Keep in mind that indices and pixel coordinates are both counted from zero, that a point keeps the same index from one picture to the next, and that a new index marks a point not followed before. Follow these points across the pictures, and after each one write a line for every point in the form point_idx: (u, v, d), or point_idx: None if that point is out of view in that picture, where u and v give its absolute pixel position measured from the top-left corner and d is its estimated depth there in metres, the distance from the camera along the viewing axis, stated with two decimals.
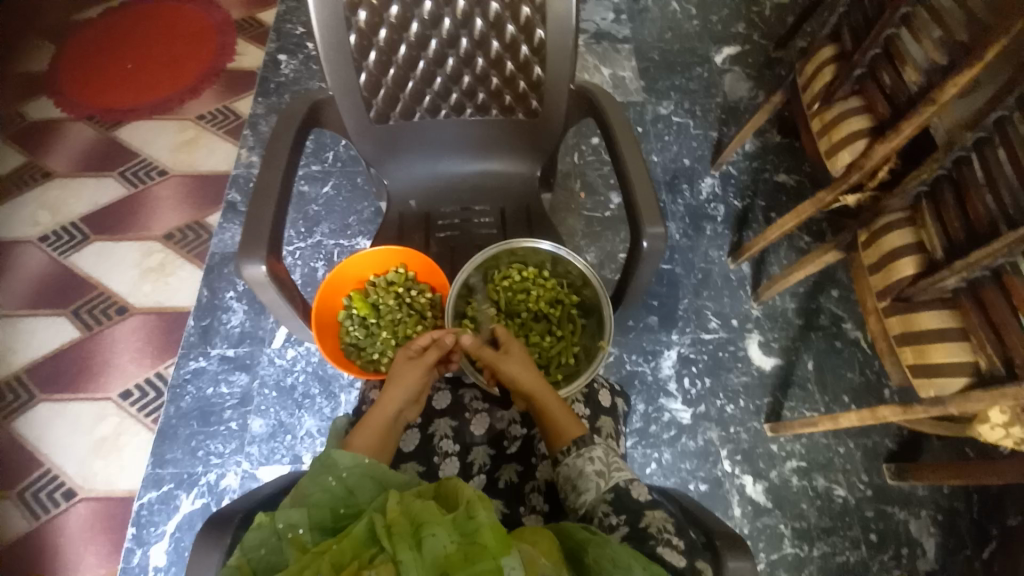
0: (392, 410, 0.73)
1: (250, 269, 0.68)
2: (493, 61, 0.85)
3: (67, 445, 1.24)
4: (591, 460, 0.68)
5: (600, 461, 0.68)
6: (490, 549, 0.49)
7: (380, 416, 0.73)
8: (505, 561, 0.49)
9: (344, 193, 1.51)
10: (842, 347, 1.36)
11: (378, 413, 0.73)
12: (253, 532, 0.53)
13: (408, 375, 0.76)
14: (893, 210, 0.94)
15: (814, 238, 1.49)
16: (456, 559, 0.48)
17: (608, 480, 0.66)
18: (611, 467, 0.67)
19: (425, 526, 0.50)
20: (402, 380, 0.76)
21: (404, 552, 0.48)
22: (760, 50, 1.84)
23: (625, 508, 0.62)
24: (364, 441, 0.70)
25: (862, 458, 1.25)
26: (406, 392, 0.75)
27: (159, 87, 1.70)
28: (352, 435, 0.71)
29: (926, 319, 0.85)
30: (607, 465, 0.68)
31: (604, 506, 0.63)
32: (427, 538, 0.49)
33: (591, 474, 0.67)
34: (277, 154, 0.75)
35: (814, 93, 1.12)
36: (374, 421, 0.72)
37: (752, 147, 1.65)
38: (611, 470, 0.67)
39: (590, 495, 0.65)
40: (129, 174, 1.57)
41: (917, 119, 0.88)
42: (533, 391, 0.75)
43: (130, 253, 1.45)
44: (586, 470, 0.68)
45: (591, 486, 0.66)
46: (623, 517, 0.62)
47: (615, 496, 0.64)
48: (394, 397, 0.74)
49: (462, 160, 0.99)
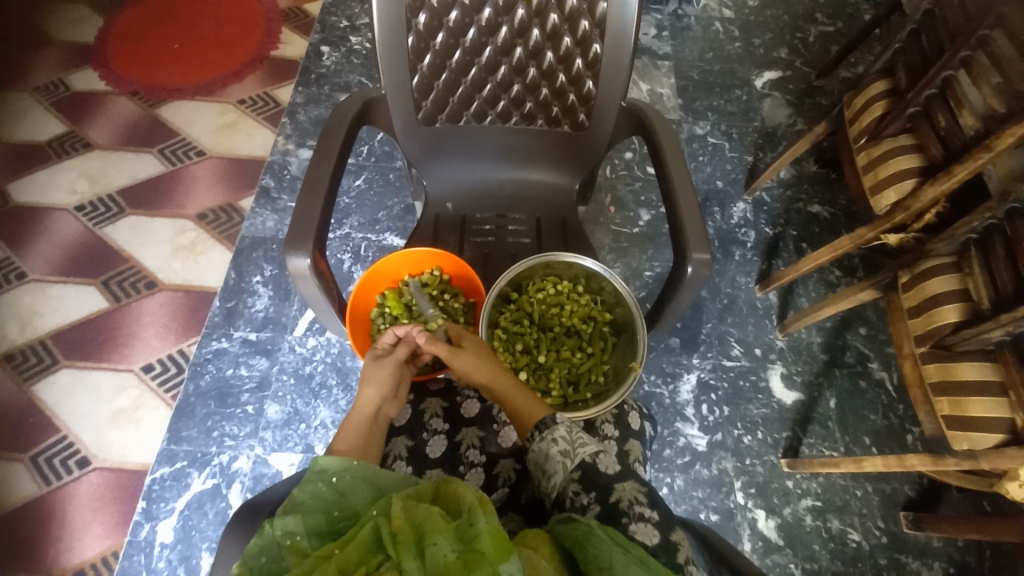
0: (370, 406, 0.76)
1: (294, 261, 0.68)
2: (545, 72, 0.85)
3: (87, 413, 1.26)
4: (554, 441, 0.68)
5: (564, 439, 0.68)
6: (489, 555, 0.47)
7: (359, 415, 0.75)
8: (504, 567, 0.47)
9: (376, 188, 1.52)
10: (866, 387, 1.34)
11: (357, 414, 0.75)
12: (254, 541, 0.51)
13: (378, 374, 0.80)
14: (939, 254, 0.92)
15: (845, 273, 1.46)
16: (456, 567, 0.47)
17: (573, 459, 0.66)
18: (575, 445, 0.67)
19: (427, 534, 0.49)
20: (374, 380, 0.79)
21: (409, 561, 0.46)
22: (802, 77, 1.82)
23: (594, 485, 0.63)
24: (344, 440, 0.72)
25: (879, 504, 1.22)
26: (381, 388, 0.78)
27: (204, 69, 1.73)
28: (335, 440, 0.73)
29: (966, 369, 0.83)
30: (571, 443, 0.67)
31: (574, 486, 0.64)
32: (429, 547, 0.48)
33: (556, 455, 0.67)
34: (327, 149, 0.76)
35: (862, 128, 1.10)
36: (354, 423, 0.74)
37: (787, 175, 1.63)
38: (576, 448, 0.66)
39: (559, 477, 0.65)
40: (168, 151, 1.60)
41: (971, 164, 0.86)
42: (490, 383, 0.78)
43: (163, 229, 1.48)
44: (551, 452, 0.67)
45: (557, 468, 0.66)
46: (594, 495, 0.62)
47: (583, 473, 0.64)
48: (371, 395, 0.77)
49: (505, 168, 0.99)
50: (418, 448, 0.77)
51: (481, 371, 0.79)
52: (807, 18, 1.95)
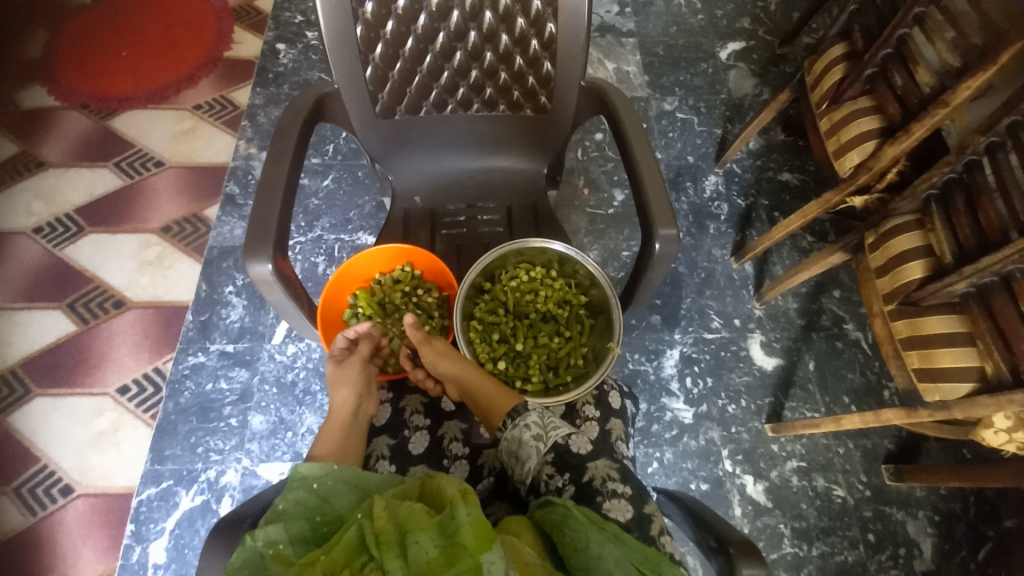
0: (346, 408, 0.79)
1: (256, 268, 0.66)
2: (501, 56, 0.84)
3: (64, 439, 1.23)
4: (527, 427, 0.69)
5: (536, 425, 0.69)
6: (470, 548, 0.47)
7: (337, 418, 0.78)
8: (485, 557, 0.47)
9: (345, 187, 1.49)
10: (843, 348, 1.37)
11: (336, 416, 0.79)
12: (236, 554, 0.51)
13: (351, 375, 0.83)
14: (902, 212, 0.93)
15: (817, 238, 1.49)
16: (438, 563, 0.46)
17: (546, 443, 0.67)
18: (548, 429, 0.68)
19: (409, 533, 0.48)
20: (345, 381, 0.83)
21: (391, 562, 0.46)
22: (765, 46, 1.83)
23: (568, 466, 0.65)
24: (321, 445, 0.74)
25: (861, 459, 1.26)
26: (354, 389, 0.82)
27: (155, 75, 1.66)
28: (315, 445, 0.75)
29: (933, 323, 0.85)
30: (544, 428, 0.68)
31: (548, 469, 0.65)
32: (411, 545, 0.47)
33: (530, 441, 0.68)
34: (282, 150, 0.73)
35: (822, 92, 1.11)
36: (333, 426, 0.77)
37: (756, 145, 1.64)
38: (548, 432, 0.68)
39: (533, 462, 0.66)
40: (125, 164, 1.54)
41: (929, 121, 0.87)
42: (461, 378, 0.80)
43: (127, 245, 1.43)
44: (524, 438, 0.68)
45: (532, 453, 0.67)
46: (568, 476, 0.65)
47: (556, 455, 0.66)
48: (346, 398, 0.80)
49: (470, 157, 0.97)
50: (400, 446, 0.76)
51: (452, 367, 0.81)
52: None
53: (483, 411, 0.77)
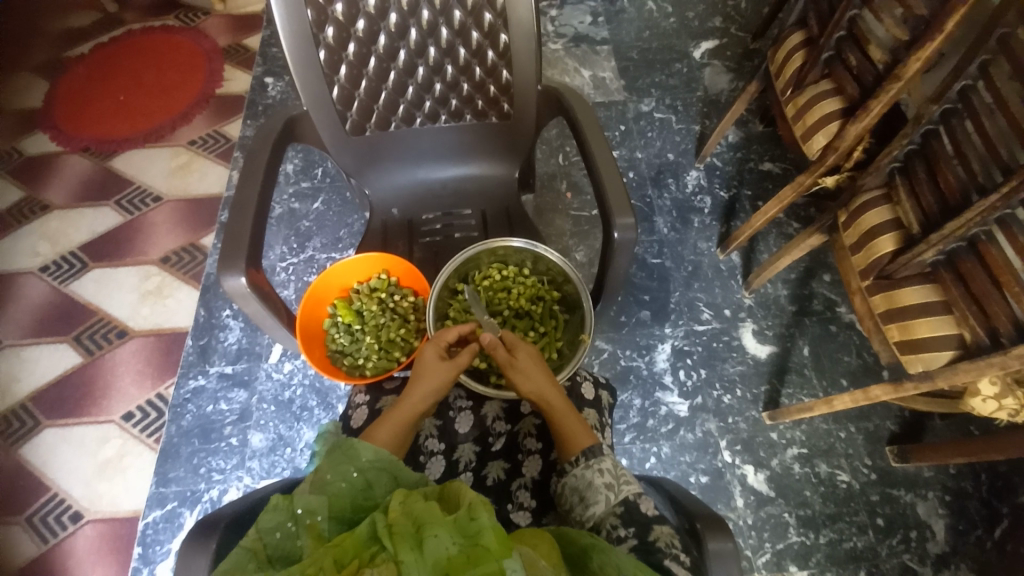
0: (420, 404, 0.73)
1: (231, 282, 0.70)
2: (462, 68, 0.87)
3: (73, 467, 1.26)
4: (600, 472, 0.67)
5: (609, 472, 0.66)
6: (494, 552, 0.48)
7: (408, 409, 0.72)
8: (508, 563, 0.48)
9: (334, 208, 1.53)
10: (837, 331, 1.36)
11: (406, 408, 0.72)
12: (268, 515, 0.52)
13: (438, 372, 0.75)
14: (869, 188, 0.94)
15: (802, 223, 1.49)
16: (459, 561, 0.48)
17: (616, 494, 0.64)
18: (620, 480, 0.66)
19: (426, 528, 0.49)
20: (430, 374, 0.75)
21: (406, 554, 0.47)
22: (738, 43, 1.86)
23: (634, 521, 0.61)
24: (384, 431, 0.70)
25: (864, 442, 1.24)
26: (432, 387, 0.74)
27: (151, 116, 1.74)
28: (375, 424, 0.71)
29: (908, 294, 0.85)
30: (616, 477, 0.66)
31: (613, 519, 0.62)
32: (429, 539, 0.48)
33: (600, 486, 0.66)
34: (255, 171, 0.77)
35: (786, 79, 1.13)
36: (402, 414, 0.72)
37: (735, 138, 1.66)
38: (620, 483, 0.65)
39: (599, 508, 0.64)
40: (125, 202, 1.60)
41: (885, 96, 0.88)
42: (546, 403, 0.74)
43: (129, 278, 1.48)
44: (594, 482, 0.66)
45: (600, 499, 0.65)
46: (632, 530, 0.60)
47: (625, 509, 0.62)
48: (423, 395, 0.73)
49: (441, 166, 1.01)
50: None
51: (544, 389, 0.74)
52: None
53: (557, 438, 0.72)
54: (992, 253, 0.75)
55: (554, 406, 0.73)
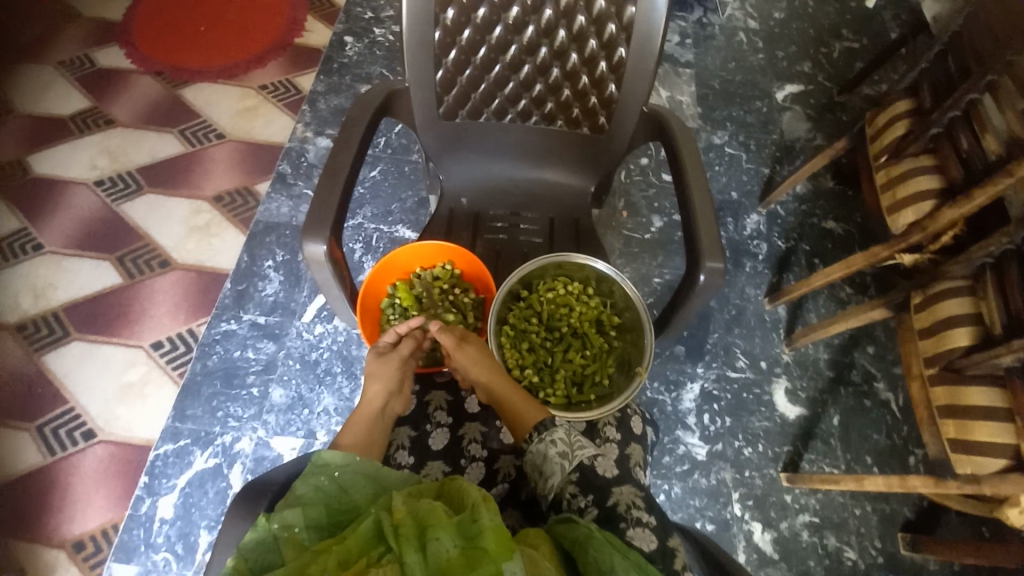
0: (376, 403, 0.78)
1: (310, 248, 0.69)
2: (568, 73, 0.85)
3: (98, 385, 1.28)
4: (552, 442, 0.71)
5: (561, 442, 0.70)
6: (491, 553, 0.49)
7: (366, 412, 0.77)
8: (506, 566, 0.49)
9: (391, 179, 1.53)
10: (871, 406, 1.33)
11: (363, 410, 0.77)
12: (250, 535, 0.52)
13: (388, 370, 0.82)
14: (953, 276, 0.91)
15: (856, 291, 1.46)
16: (458, 563, 0.49)
17: (571, 462, 0.69)
18: (573, 447, 0.70)
19: (429, 529, 0.51)
20: (381, 374, 0.81)
21: (410, 554, 0.48)
22: (824, 92, 1.81)
23: (592, 489, 0.67)
24: (350, 436, 0.74)
25: (878, 523, 1.21)
26: (388, 384, 0.81)
27: (228, 53, 1.74)
28: (342, 434, 0.75)
29: (974, 394, 0.82)
30: (569, 445, 0.70)
31: (571, 488, 0.67)
32: (431, 542, 0.50)
33: (555, 457, 0.69)
34: (349, 139, 0.76)
35: (883, 146, 1.10)
36: (361, 418, 0.77)
37: (803, 189, 1.62)
38: (574, 449, 0.70)
39: (556, 479, 0.68)
40: (188, 133, 1.61)
41: (992, 188, 0.85)
42: (493, 387, 0.80)
43: (180, 209, 1.49)
44: (549, 453, 0.70)
45: (556, 470, 0.69)
46: (591, 498, 0.66)
47: (581, 476, 0.68)
48: (377, 391, 0.79)
49: (521, 167, 0.99)
50: (421, 439, 0.80)
51: (487, 374, 0.80)
52: (832, 32, 1.93)
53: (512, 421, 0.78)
54: None
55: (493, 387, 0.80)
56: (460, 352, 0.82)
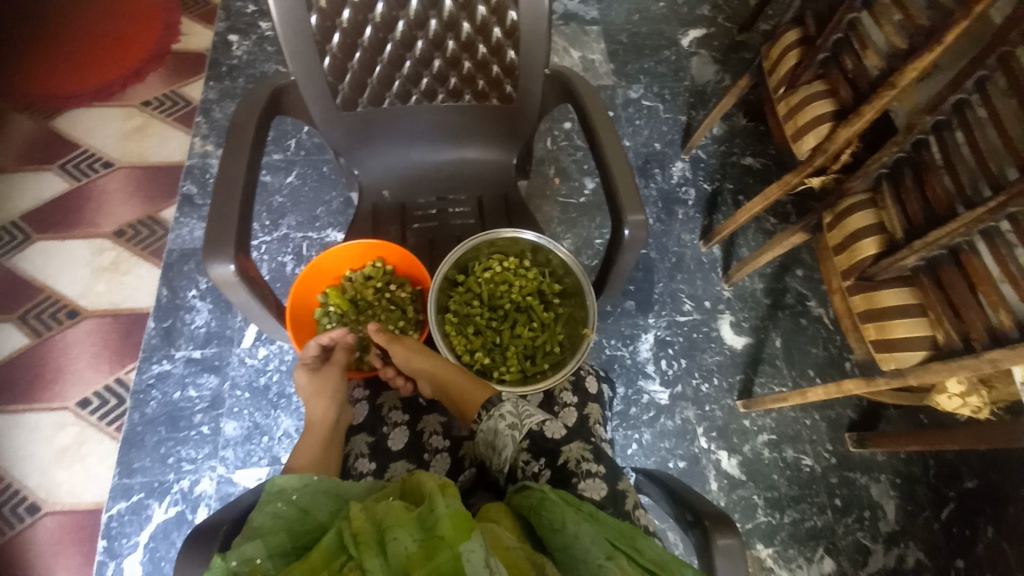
0: (323, 414, 0.79)
1: (217, 269, 0.64)
2: (464, 44, 0.82)
3: (24, 457, 1.17)
4: (502, 416, 0.71)
5: (511, 414, 0.71)
6: (448, 539, 0.47)
7: (318, 427, 0.77)
8: (464, 547, 0.47)
9: (310, 183, 1.44)
10: (807, 325, 1.43)
11: (318, 426, 0.77)
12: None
13: (328, 382, 0.82)
14: (856, 191, 0.98)
15: (779, 219, 1.54)
16: (416, 558, 0.47)
17: (521, 431, 0.69)
18: (522, 417, 0.70)
19: (387, 530, 0.49)
20: (322, 387, 0.82)
21: (370, 560, 0.46)
22: (726, 33, 1.86)
23: (543, 452, 0.67)
24: (306, 456, 0.73)
25: (827, 429, 1.32)
26: (331, 395, 0.81)
27: (99, 71, 1.56)
28: (293, 458, 0.74)
29: (888, 296, 0.89)
30: (518, 416, 0.70)
31: (523, 455, 0.67)
32: (390, 542, 0.47)
33: (505, 430, 0.70)
34: (239, 146, 0.71)
35: (779, 77, 1.15)
36: (315, 435, 0.76)
37: (720, 131, 1.68)
38: (523, 419, 0.70)
39: (509, 451, 0.68)
40: (72, 166, 1.45)
41: (878, 103, 0.91)
42: (439, 376, 0.80)
43: (80, 252, 1.35)
44: (499, 428, 0.70)
45: (507, 442, 0.69)
46: (544, 461, 0.66)
47: (532, 442, 0.67)
48: (325, 406, 0.80)
49: (438, 148, 0.96)
50: (379, 443, 0.78)
51: (432, 365, 0.81)
52: None
53: (458, 406, 0.78)
54: (973, 262, 0.79)
55: (433, 370, 0.81)
56: (398, 348, 0.84)
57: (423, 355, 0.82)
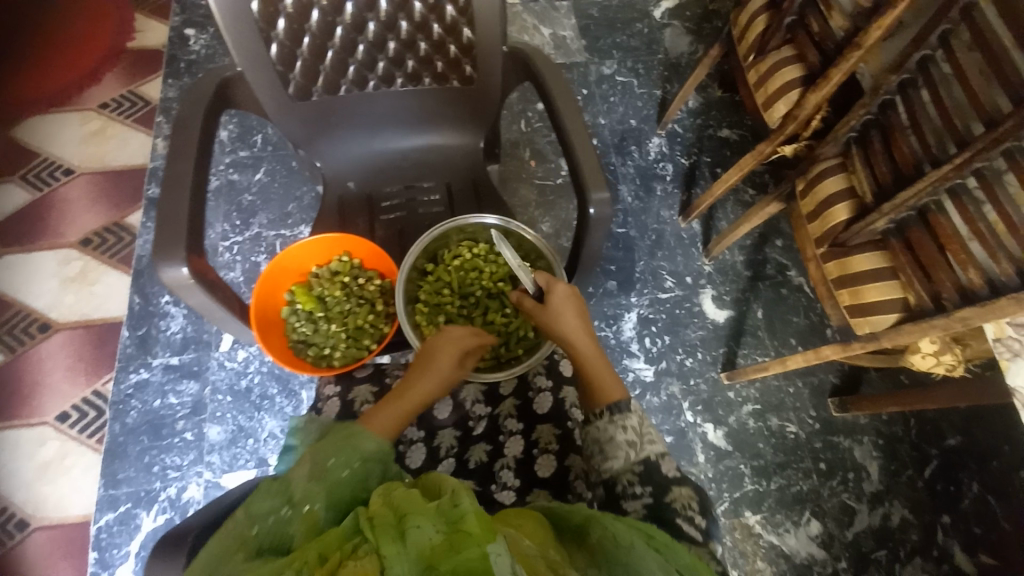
0: (427, 385, 0.71)
1: (170, 273, 0.62)
2: (418, 24, 0.79)
3: (6, 475, 1.15)
4: (622, 428, 0.67)
5: (633, 431, 0.66)
6: (475, 535, 0.46)
7: (414, 394, 0.71)
8: (491, 548, 0.46)
9: (279, 179, 1.41)
10: (787, 294, 1.43)
11: (411, 393, 0.71)
12: (265, 502, 0.52)
13: (453, 354, 0.74)
14: (826, 157, 0.96)
15: (757, 190, 1.53)
16: (440, 550, 0.46)
17: (638, 452, 0.65)
18: (644, 438, 0.66)
19: (409, 517, 0.48)
20: (441, 359, 0.73)
21: (388, 546, 0.45)
22: (698, 2, 1.82)
23: (652, 480, 0.63)
24: (385, 417, 0.69)
25: (810, 396, 1.34)
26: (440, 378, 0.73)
27: (50, 74, 1.50)
28: (375, 410, 0.70)
29: (860, 261, 0.89)
30: (640, 435, 0.66)
31: (630, 476, 0.64)
32: (411, 529, 0.47)
33: (621, 442, 0.66)
34: (187, 144, 0.68)
35: (748, 45, 1.13)
36: (405, 398, 0.70)
37: (695, 103, 1.66)
38: (643, 441, 0.66)
39: (618, 463, 0.65)
40: (31, 176, 1.40)
41: (845, 65, 0.89)
42: (580, 358, 0.74)
43: (46, 263, 1.32)
44: (616, 437, 0.67)
45: (620, 455, 0.65)
46: (648, 488, 0.62)
47: (645, 468, 0.64)
48: (433, 378, 0.72)
49: (401, 136, 0.94)
50: None
51: (580, 344, 0.75)
52: None
53: (585, 390, 0.73)
54: (940, 222, 0.79)
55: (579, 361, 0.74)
56: (557, 318, 0.76)
57: (582, 325, 0.76)
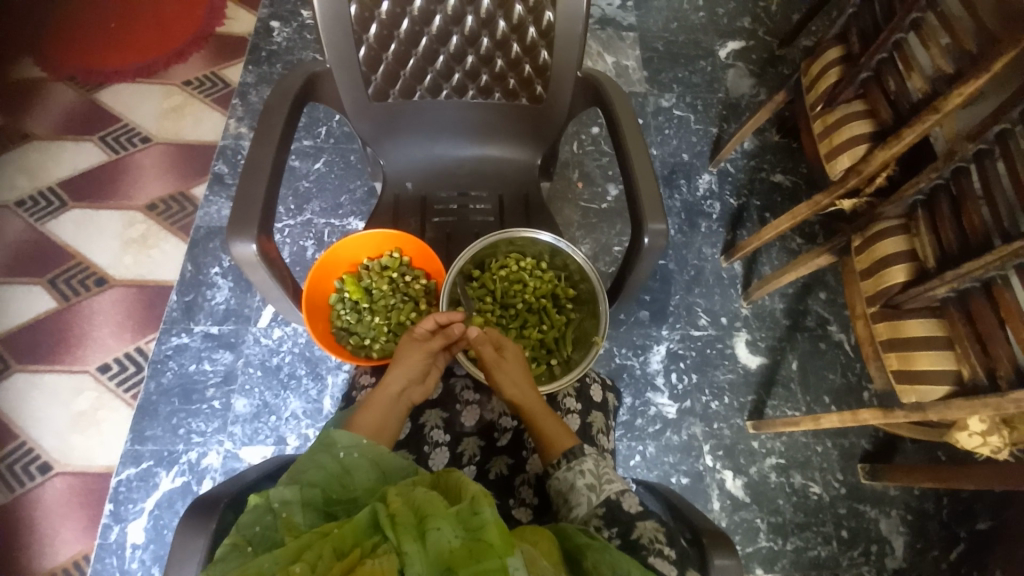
0: (394, 386, 0.75)
1: (239, 249, 0.66)
2: (498, 42, 0.82)
3: (45, 416, 1.21)
4: (581, 473, 0.68)
5: (591, 473, 0.68)
6: (496, 547, 0.49)
7: (383, 395, 0.74)
8: (510, 560, 0.49)
9: (336, 171, 1.47)
10: (826, 349, 1.39)
11: (379, 394, 0.74)
12: (247, 512, 0.54)
13: (412, 359, 0.78)
14: (888, 217, 0.95)
15: (806, 240, 1.50)
16: (461, 555, 0.49)
17: (598, 495, 0.66)
18: (602, 480, 0.67)
19: (428, 519, 0.50)
20: (406, 360, 0.78)
21: (410, 544, 0.48)
22: (765, 47, 1.82)
23: (616, 520, 0.63)
24: (366, 419, 0.71)
25: (838, 458, 1.28)
26: (409, 372, 0.77)
27: (142, 49, 1.62)
28: (358, 414, 0.73)
29: (913, 326, 0.87)
30: (597, 478, 0.68)
31: (596, 520, 0.64)
32: (431, 531, 0.49)
33: (581, 487, 0.67)
34: (271, 131, 0.72)
35: (818, 94, 1.12)
36: (379, 398, 0.74)
37: (751, 145, 1.65)
38: (602, 483, 0.67)
39: (581, 510, 0.66)
40: (110, 139, 1.50)
41: (919, 127, 0.88)
42: (525, 404, 0.76)
43: (111, 222, 1.40)
44: (576, 483, 0.68)
45: (582, 500, 0.66)
46: (615, 530, 0.62)
47: (607, 509, 0.64)
48: (396, 379, 0.75)
49: (464, 145, 0.97)
50: None
51: (518, 394, 0.76)
52: None
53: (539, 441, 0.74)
54: (1005, 296, 0.76)
55: (535, 410, 0.76)
56: (500, 366, 0.78)
57: (521, 376, 0.78)
